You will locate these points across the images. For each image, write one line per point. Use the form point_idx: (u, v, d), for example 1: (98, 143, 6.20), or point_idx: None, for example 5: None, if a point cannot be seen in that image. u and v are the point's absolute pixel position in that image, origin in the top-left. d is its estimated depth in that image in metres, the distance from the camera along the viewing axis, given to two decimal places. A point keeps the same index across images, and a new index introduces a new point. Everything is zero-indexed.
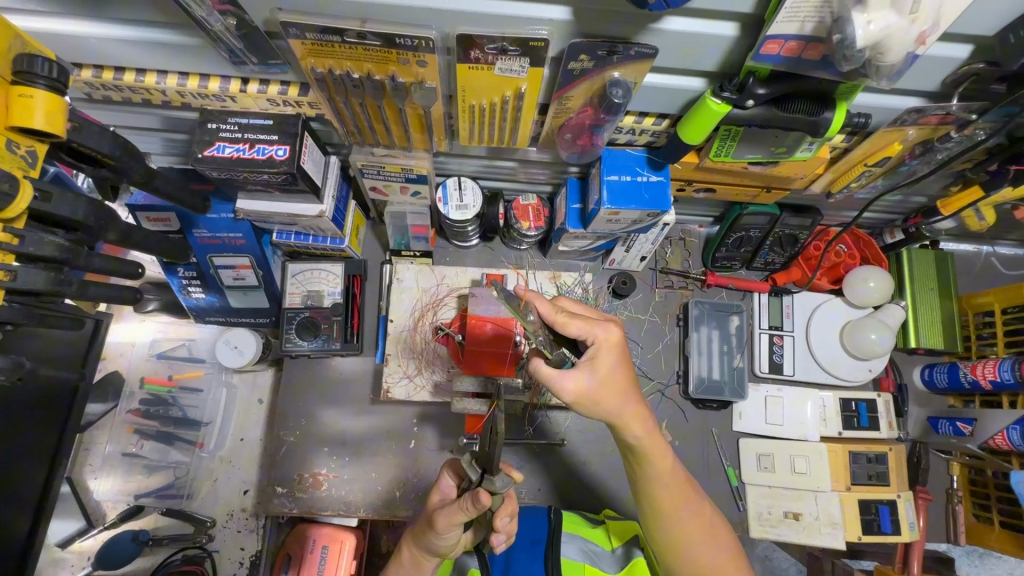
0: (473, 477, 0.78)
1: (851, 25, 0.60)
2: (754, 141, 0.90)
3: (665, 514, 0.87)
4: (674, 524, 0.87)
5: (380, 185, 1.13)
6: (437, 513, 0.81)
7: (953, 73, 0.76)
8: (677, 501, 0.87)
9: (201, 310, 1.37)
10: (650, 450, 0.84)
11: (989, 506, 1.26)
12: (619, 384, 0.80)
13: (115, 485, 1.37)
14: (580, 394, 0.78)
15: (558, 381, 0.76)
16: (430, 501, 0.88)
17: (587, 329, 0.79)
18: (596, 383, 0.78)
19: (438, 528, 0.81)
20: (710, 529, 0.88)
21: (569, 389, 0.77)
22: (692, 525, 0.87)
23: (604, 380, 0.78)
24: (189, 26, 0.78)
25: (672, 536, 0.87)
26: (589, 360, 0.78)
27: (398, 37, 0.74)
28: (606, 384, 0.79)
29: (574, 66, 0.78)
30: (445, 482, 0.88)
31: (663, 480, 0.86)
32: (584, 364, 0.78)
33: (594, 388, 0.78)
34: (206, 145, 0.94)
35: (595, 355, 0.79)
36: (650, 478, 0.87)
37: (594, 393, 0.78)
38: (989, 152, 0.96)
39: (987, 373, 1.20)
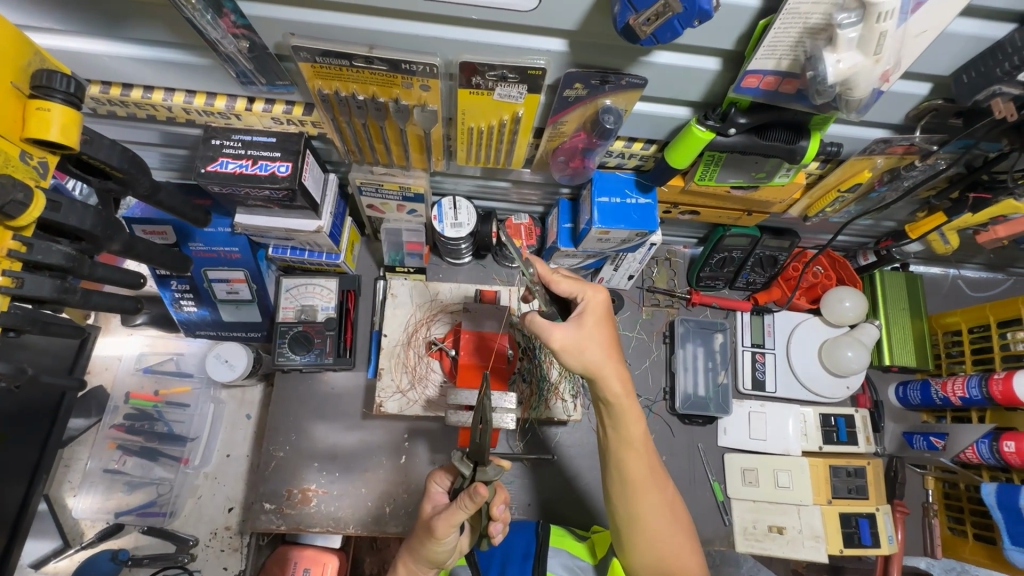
0: (466, 473, 0.81)
1: (823, 63, 0.66)
2: (736, 166, 0.95)
3: (633, 488, 0.92)
4: (636, 499, 0.92)
5: (378, 202, 1.16)
6: (434, 520, 0.82)
7: (915, 108, 0.82)
8: (645, 477, 0.92)
9: (192, 323, 1.37)
10: (628, 418, 0.92)
11: (963, 519, 1.31)
12: (605, 346, 0.89)
13: (94, 503, 1.34)
14: (567, 344, 0.87)
15: (548, 330, 0.87)
16: (423, 511, 0.89)
17: (578, 287, 0.90)
18: (583, 336, 0.87)
19: (438, 534, 0.82)
20: (671, 509, 0.93)
21: (556, 338, 0.87)
22: (656, 504, 0.91)
23: (590, 337, 0.88)
24: (201, 46, 0.81)
25: (634, 511, 0.92)
26: (578, 316, 0.88)
27: (404, 63, 0.78)
28: (593, 342, 0.88)
29: (569, 93, 0.83)
30: (435, 489, 0.90)
31: (635, 454, 0.92)
32: (573, 319, 0.88)
33: (583, 342, 0.87)
34: (209, 161, 0.96)
35: (583, 310, 0.89)
36: (624, 450, 0.92)
37: (582, 346, 0.87)
38: (951, 181, 1.03)
39: (957, 391, 1.26)
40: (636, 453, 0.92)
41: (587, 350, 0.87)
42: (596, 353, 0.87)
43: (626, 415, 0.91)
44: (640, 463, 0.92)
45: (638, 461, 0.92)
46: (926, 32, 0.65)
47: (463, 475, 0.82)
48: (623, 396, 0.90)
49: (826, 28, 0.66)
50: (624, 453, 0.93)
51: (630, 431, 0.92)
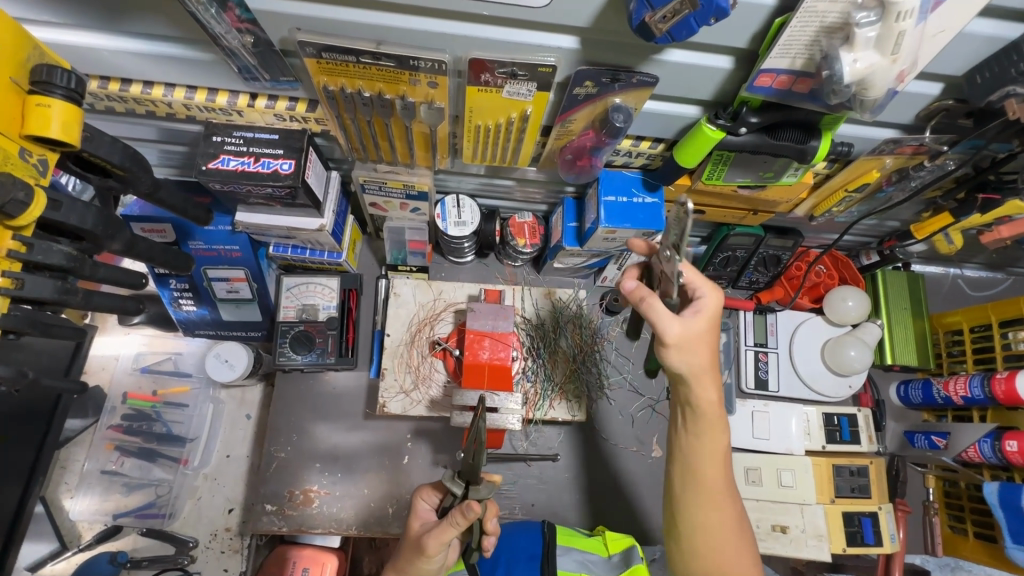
0: (457, 491, 0.81)
1: (839, 62, 0.65)
2: (744, 165, 0.95)
3: (713, 501, 0.86)
4: (707, 511, 0.86)
5: (381, 201, 1.15)
6: (425, 538, 0.83)
7: (926, 108, 0.82)
8: (720, 492, 0.86)
9: (191, 322, 1.35)
10: (710, 431, 0.85)
11: (964, 518, 1.31)
12: (709, 347, 0.82)
13: (91, 505, 1.32)
14: (683, 337, 0.79)
15: (665, 317, 0.79)
16: (410, 527, 0.90)
17: (703, 282, 0.82)
18: (699, 334, 0.80)
19: (428, 551, 0.83)
20: (742, 526, 0.88)
21: (675, 329, 0.78)
22: (724, 519, 0.86)
23: (704, 335, 0.81)
24: (204, 41, 0.79)
25: (711, 524, 0.86)
26: (693, 309, 0.80)
27: (412, 59, 0.77)
28: (706, 342, 0.81)
29: (579, 91, 0.82)
30: (423, 505, 0.91)
31: (714, 467, 0.86)
32: (687, 312, 0.80)
33: (696, 337, 0.80)
34: (210, 158, 0.95)
35: (699, 306, 0.80)
36: (705, 463, 0.86)
37: (696, 343, 0.80)
38: (958, 181, 1.03)
39: (959, 390, 1.27)
40: (717, 468, 0.86)
41: (695, 348, 0.80)
42: (704, 351, 0.81)
43: (714, 428, 0.85)
44: (722, 477, 0.86)
45: (720, 475, 0.86)
46: (943, 32, 0.65)
47: (452, 492, 0.81)
48: (716, 408, 0.84)
49: (842, 27, 0.65)
50: (700, 464, 0.86)
51: (715, 444, 0.85)
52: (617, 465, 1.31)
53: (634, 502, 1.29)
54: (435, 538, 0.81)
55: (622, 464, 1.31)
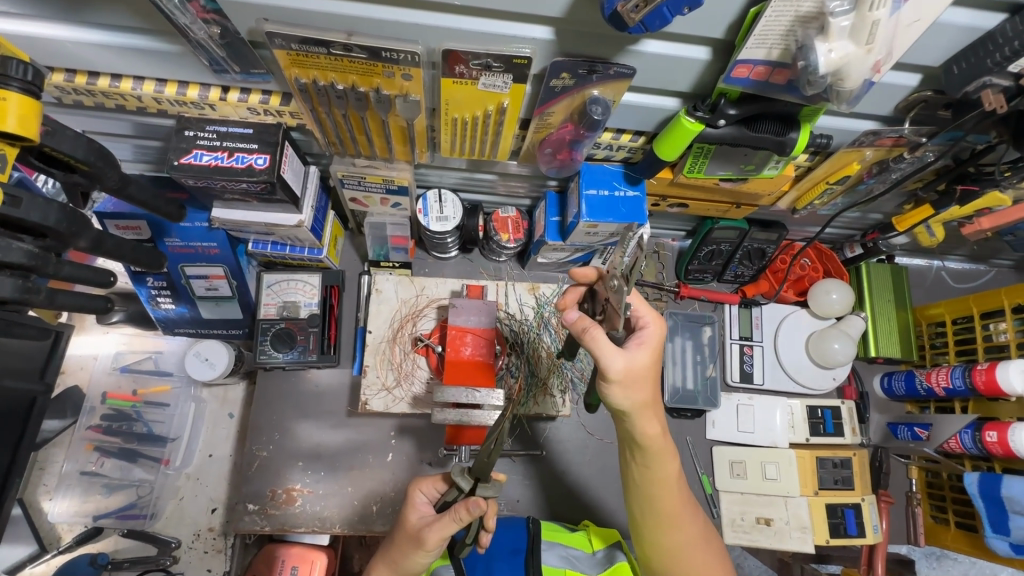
0: (464, 486, 0.80)
1: (814, 53, 0.64)
2: (725, 158, 0.94)
3: (665, 524, 0.86)
4: (669, 533, 0.87)
5: (360, 196, 1.13)
6: (425, 531, 0.81)
7: (904, 100, 0.82)
8: (680, 513, 0.86)
9: (170, 321, 1.33)
10: (660, 458, 0.84)
11: (945, 508, 1.32)
12: (651, 379, 0.82)
13: (70, 507, 1.30)
14: (626, 375, 0.78)
15: (608, 355, 0.77)
16: (407, 519, 0.87)
17: (648, 312, 0.84)
18: (642, 367, 0.79)
19: (429, 545, 0.81)
20: (706, 538, 0.88)
21: (618, 366, 0.77)
22: (689, 537, 0.87)
23: (647, 369, 0.80)
24: (170, 33, 0.77)
25: (667, 543, 0.87)
26: (638, 338, 0.81)
27: (384, 51, 0.75)
28: (647, 376, 0.81)
29: (556, 83, 0.81)
30: (421, 498, 0.89)
31: (669, 490, 0.86)
32: (632, 342, 0.81)
33: (637, 373, 0.79)
34: (182, 153, 0.92)
35: (643, 337, 0.81)
36: (654, 488, 0.86)
37: (637, 380, 0.79)
38: (938, 173, 1.03)
39: (941, 381, 1.28)
40: (668, 493, 0.86)
41: (635, 385, 0.79)
42: (644, 388, 0.80)
43: (660, 457, 0.84)
44: (673, 501, 0.86)
45: (670, 498, 0.86)
46: (919, 21, 0.64)
47: (460, 488, 0.80)
48: (660, 438, 0.83)
49: (817, 17, 0.64)
50: (655, 491, 0.86)
51: (663, 471, 0.85)
52: (602, 459, 1.30)
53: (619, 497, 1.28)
54: (438, 532, 0.80)
55: (607, 458, 1.30)
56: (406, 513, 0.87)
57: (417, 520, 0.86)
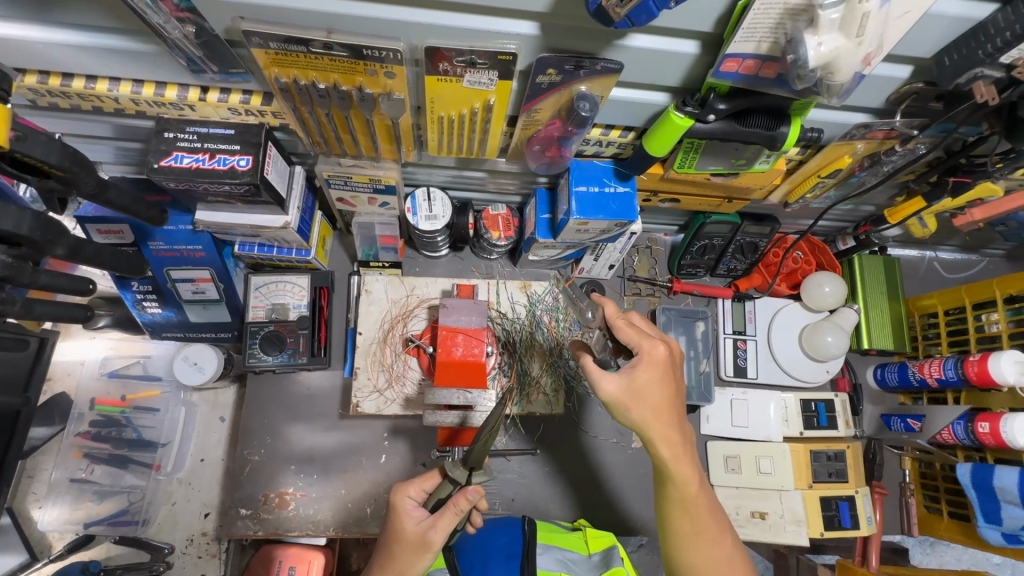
0: (461, 478, 0.81)
1: (804, 46, 0.63)
2: (715, 153, 0.93)
3: (689, 542, 0.82)
4: (697, 552, 0.82)
5: (347, 196, 1.11)
6: (431, 533, 0.81)
7: (896, 92, 0.80)
8: (705, 529, 0.82)
9: (157, 325, 1.31)
10: (683, 475, 0.79)
11: (938, 498, 1.33)
12: (661, 398, 0.78)
13: (59, 515, 1.27)
14: (616, 400, 0.78)
15: (597, 380, 0.79)
16: (403, 528, 0.83)
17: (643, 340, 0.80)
18: (634, 391, 0.77)
19: (436, 544, 0.81)
20: (738, 557, 0.82)
21: (606, 391, 0.78)
22: (719, 556, 0.81)
23: (642, 392, 0.77)
24: (144, 32, 0.75)
25: (685, 565, 0.83)
26: (629, 367, 0.79)
27: (366, 48, 0.73)
28: (646, 398, 0.77)
29: (542, 79, 0.79)
30: (412, 505, 0.85)
31: (693, 507, 0.81)
32: (623, 368, 0.79)
33: (633, 397, 0.77)
34: (162, 155, 0.90)
35: (635, 365, 0.79)
36: (675, 506, 0.82)
37: (635, 402, 0.77)
38: (930, 165, 1.02)
39: (934, 372, 1.27)
40: (687, 513, 0.82)
41: (633, 408, 0.77)
42: (645, 411, 0.77)
43: (678, 476, 0.80)
44: (692, 522, 0.82)
45: (689, 518, 0.82)
46: (910, 13, 0.63)
47: (456, 481, 0.81)
48: (675, 460, 0.79)
49: (806, 10, 0.63)
50: (678, 509, 0.82)
51: (684, 492, 0.80)
52: (596, 457, 1.31)
53: (614, 494, 1.30)
54: (440, 529, 0.80)
55: (602, 456, 1.31)
56: (398, 521, 0.84)
57: (414, 526, 0.83)
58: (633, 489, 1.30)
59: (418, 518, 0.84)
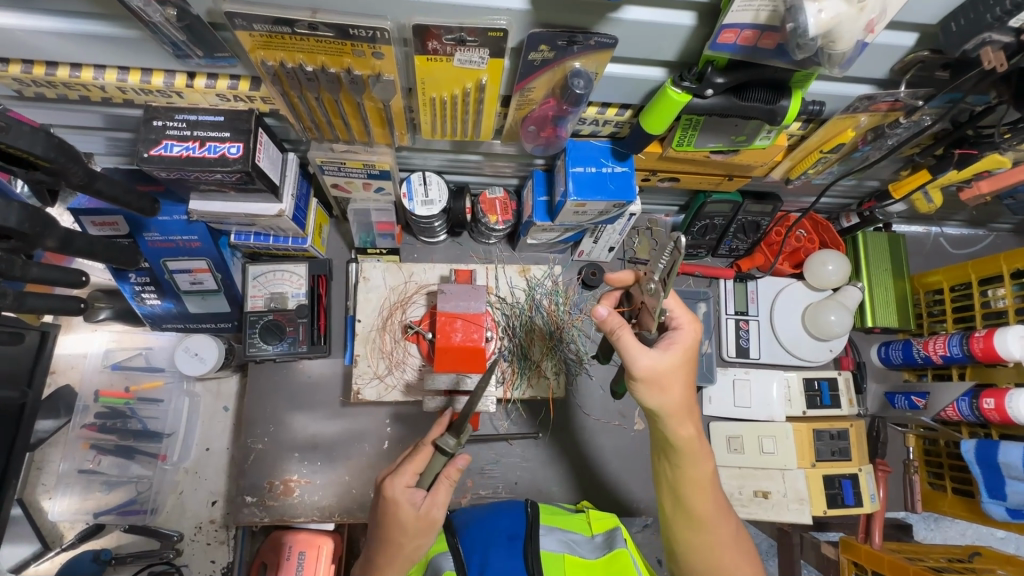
0: (450, 448, 0.81)
1: (803, 14, 0.60)
2: (714, 129, 0.91)
3: (697, 524, 0.84)
4: (703, 532, 0.84)
5: (342, 181, 1.09)
6: (433, 510, 0.82)
7: (901, 61, 0.78)
8: (715, 513, 0.85)
9: (157, 317, 1.31)
10: (692, 462, 0.83)
11: (942, 474, 1.33)
12: (684, 382, 0.80)
13: (71, 505, 1.28)
14: (651, 375, 0.78)
15: (635, 354, 0.77)
16: (403, 519, 0.80)
17: (684, 313, 0.81)
18: (667, 368, 0.78)
19: (438, 518, 0.83)
20: (738, 540, 0.86)
21: (643, 366, 0.77)
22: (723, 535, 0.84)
23: (671, 374, 0.78)
24: (126, 17, 0.73)
25: (690, 544, 0.85)
26: (665, 346, 0.79)
27: (352, 28, 0.71)
28: (671, 385, 0.78)
29: (534, 56, 0.77)
30: (409, 491, 0.82)
31: (700, 492, 0.84)
32: (664, 343, 0.79)
33: (662, 378, 0.78)
34: (152, 144, 0.89)
35: (672, 338, 0.79)
36: (686, 487, 0.84)
37: (664, 383, 0.78)
38: (936, 138, 1.00)
39: (938, 349, 1.26)
40: (701, 492, 0.84)
41: (661, 390, 0.78)
42: (675, 394, 0.79)
43: (690, 460, 0.82)
44: (706, 503, 0.84)
45: (702, 497, 0.84)
46: None
47: (445, 450, 0.81)
48: (694, 441, 0.81)
49: None
50: (689, 491, 0.84)
51: (698, 472, 0.83)
52: (600, 438, 1.31)
53: (616, 476, 1.30)
54: (441, 504, 0.82)
55: (604, 439, 1.32)
56: (397, 511, 0.81)
57: (416, 513, 0.81)
58: (635, 472, 1.30)
59: (417, 502, 0.82)
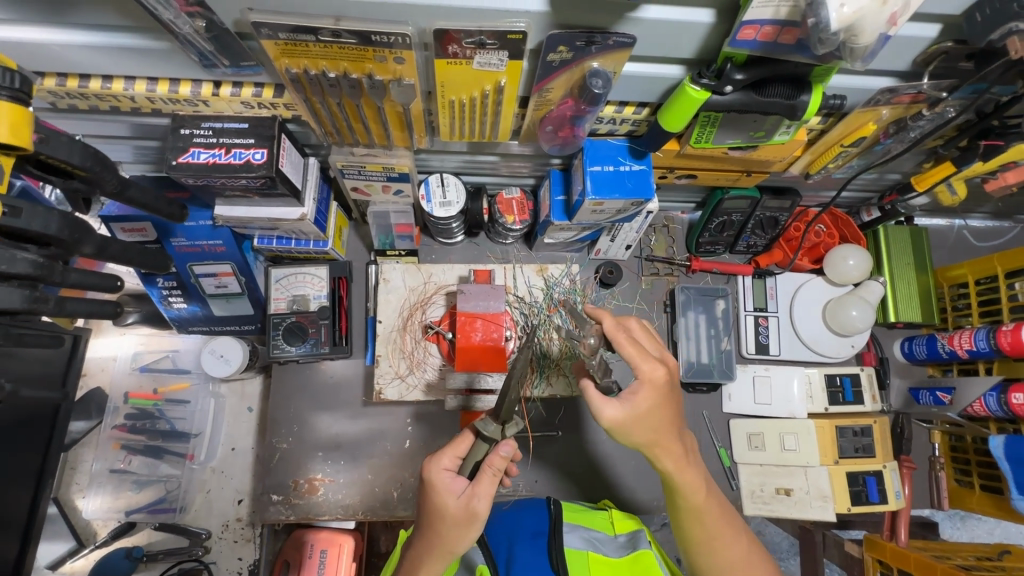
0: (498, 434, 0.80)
1: (824, 8, 0.60)
2: (733, 125, 0.91)
3: (705, 545, 0.84)
4: (715, 552, 0.84)
5: (362, 185, 1.11)
6: (474, 500, 0.77)
7: (924, 52, 0.77)
8: (722, 532, 0.84)
9: (183, 320, 1.34)
10: (688, 487, 0.80)
11: (970, 471, 1.31)
12: (657, 424, 0.76)
13: (102, 504, 1.33)
14: (617, 426, 0.74)
15: (599, 407, 0.74)
16: (444, 507, 0.78)
17: (640, 357, 0.75)
18: (637, 416, 0.74)
19: (481, 514, 0.78)
20: (749, 555, 0.85)
21: (607, 418, 0.74)
22: (733, 556, 0.84)
23: (643, 418, 0.74)
24: (156, 29, 0.76)
25: (704, 567, 0.85)
26: (630, 393, 0.74)
27: (375, 34, 0.73)
28: (645, 423, 0.75)
29: (553, 57, 0.77)
30: (447, 476, 0.80)
31: (698, 519, 0.83)
32: (624, 394, 0.75)
33: (634, 423, 0.74)
34: (180, 152, 0.92)
35: (634, 389, 0.74)
36: (685, 513, 0.83)
37: (636, 428, 0.74)
38: (960, 129, 0.98)
39: (964, 344, 1.24)
40: (699, 520, 0.83)
41: (633, 432, 0.75)
42: (646, 434, 0.75)
43: (687, 487, 0.81)
44: (704, 529, 0.83)
45: (702, 525, 0.83)
46: None
47: (491, 438, 0.80)
48: (679, 471, 0.79)
49: None
50: (688, 518, 0.83)
51: (692, 501, 0.82)
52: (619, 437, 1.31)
53: (637, 475, 1.30)
54: (482, 496, 0.78)
55: None
56: (436, 497, 0.78)
57: (455, 501, 0.78)
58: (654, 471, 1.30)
59: (457, 491, 0.79)
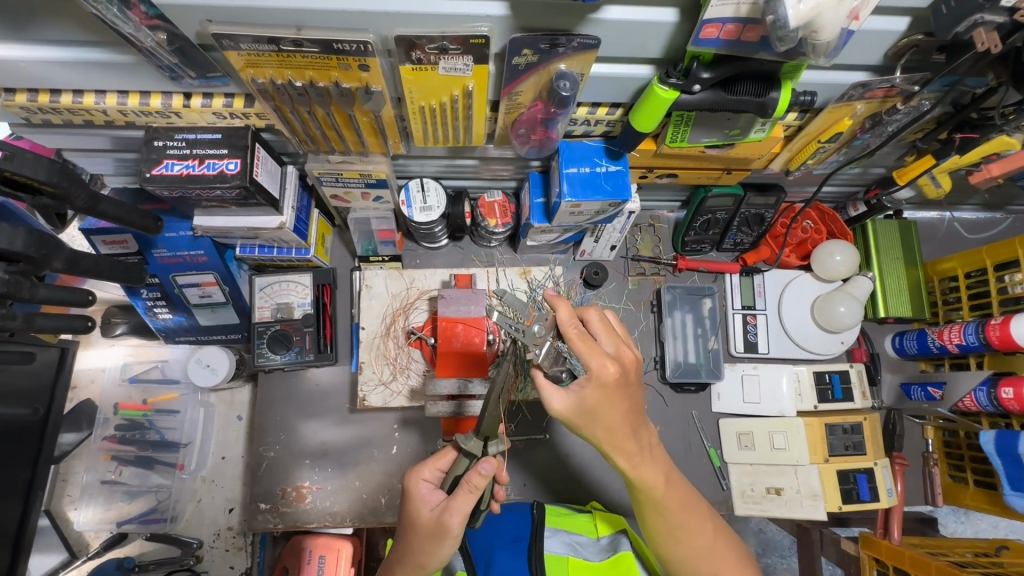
0: (478, 451, 0.77)
1: (783, 6, 0.59)
2: (707, 124, 0.90)
3: (672, 539, 0.85)
4: (683, 544, 0.85)
5: (341, 192, 1.11)
6: (446, 515, 0.76)
7: (894, 46, 0.76)
8: (688, 522, 0.84)
9: (170, 330, 1.34)
10: (648, 483, 0.80)
11: (963, 466, 1.29)
12: (609, 418, 0.74)
13: (95, 515, 1.32)
14: (566, 416, 0.74)
15: (547, 396, 0.74)
16: (418, 517, 0.79)
17: (588, 351, 0.71)
18: (585, 409, 0.73)
19: (452, 530, 0.76)
20: (719, 547, 0.86)
21: (555, 409, 0.74)
22: (703, 549, 0.85)
23: (592, 412, 0.73)
24: (120, 42, 0.76)
25: (674, 561, 0.86)
26: (579, 387, 0.73)
27: (338, 43, 0.73)
28: (596, 417, 0.74)
29: (519, 61, 0.77)
30: (425, 488, 0.81)
31: (661, 513, 0.84)
32: (572, 386, 0.73)
33: (583, 415, 0.74)
34: (153, 164, 0.92)
35: (583, 383, 0.72)
36: (648, 509, 0.84)
37: (588, 420, 0.74)
38: (939, 122, 0.97)
39: (954, 338, 1.23)
40: (661, 514, 0.84)
41: (584, 425, 0.75)
42: (597, 428, 0.74)
43: (646, 483, 0.81)
44: (665, 523, 0.84)
45: (664, 519, 0.84)
46: None
47: (472, 454, 0.77)
48: (634, 468, 0.79)
49: None
50: (652, 513, 0.84)
51: (653, 495, 0.82)
52: None
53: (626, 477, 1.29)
54: (453, 511, 0.75)
55: None
56: (413, 507, 0.80)
57: (428, 512, 0.79)
58: None
59: (433, 503, 0.80)
